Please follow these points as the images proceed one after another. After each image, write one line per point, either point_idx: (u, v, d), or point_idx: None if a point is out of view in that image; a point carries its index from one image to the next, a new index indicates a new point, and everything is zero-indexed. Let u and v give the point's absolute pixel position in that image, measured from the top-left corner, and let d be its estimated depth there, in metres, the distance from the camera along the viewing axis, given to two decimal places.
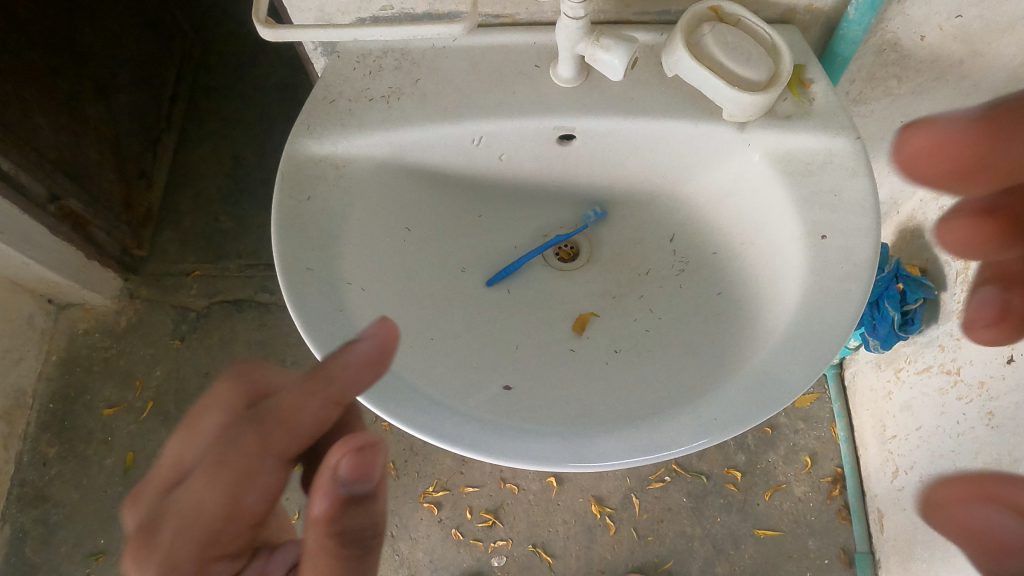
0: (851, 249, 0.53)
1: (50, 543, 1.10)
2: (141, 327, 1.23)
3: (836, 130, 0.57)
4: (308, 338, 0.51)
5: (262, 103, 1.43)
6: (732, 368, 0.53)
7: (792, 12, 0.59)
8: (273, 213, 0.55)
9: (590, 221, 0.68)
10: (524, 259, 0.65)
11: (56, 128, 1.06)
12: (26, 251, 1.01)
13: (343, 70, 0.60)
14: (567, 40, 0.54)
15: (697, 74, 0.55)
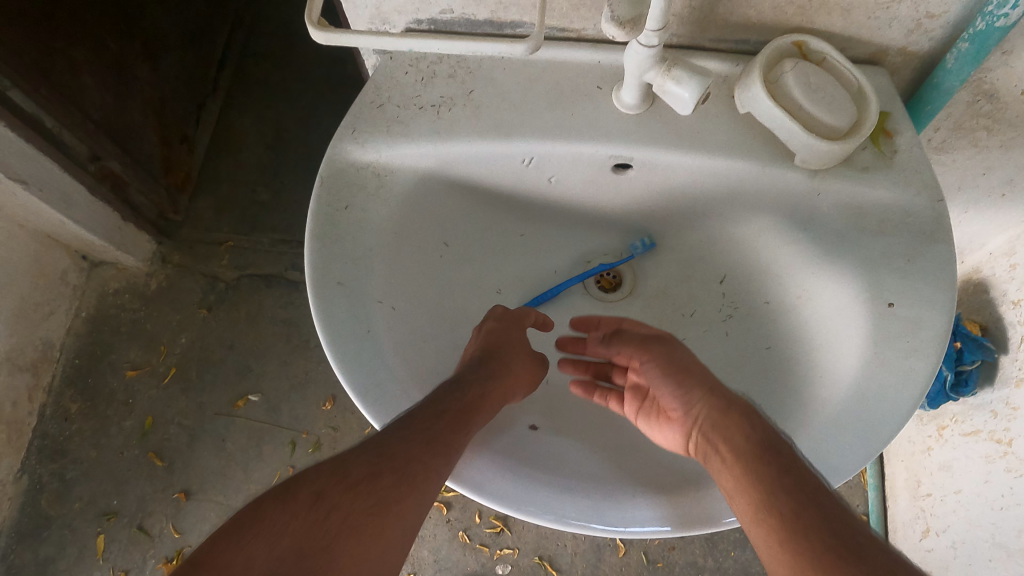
0: (920, 321, 0.49)
1: (65, 498, 1.11)
2: (170, 292, 1.23)
3: (917, 189, 0.52)
4: (333, 359, 0.49)
5: (309, 75, 1.41)
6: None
7: (882, 54, 0.54)
8: (309, 221, 0.53)
9: (636, 252, 0.65)
10: (563, 287, 0.63)
11: (103, 88, 1.05)
12: (63, 210, 1.01)
13: (395, 73, 0.57)
14: (637, 68, 0.50)
15: (773, 116, 0.50)
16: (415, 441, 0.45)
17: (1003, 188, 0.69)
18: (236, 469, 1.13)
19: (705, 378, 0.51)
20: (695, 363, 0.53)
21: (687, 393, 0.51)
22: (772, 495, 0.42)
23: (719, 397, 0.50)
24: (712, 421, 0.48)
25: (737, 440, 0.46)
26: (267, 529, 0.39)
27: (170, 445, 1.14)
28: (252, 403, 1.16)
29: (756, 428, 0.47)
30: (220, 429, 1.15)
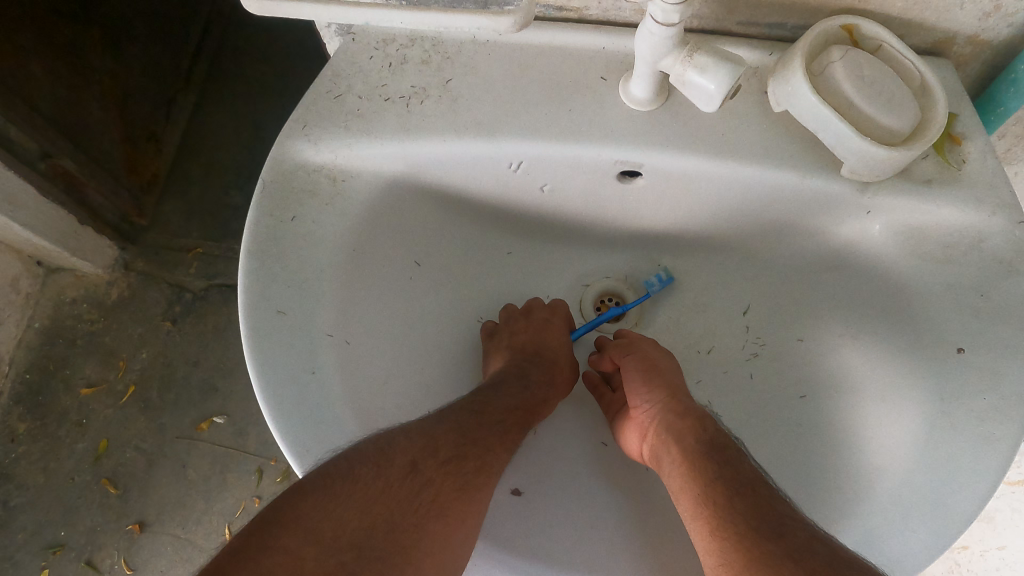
0: (998, 373, 0.39)
1: (8, 528, 1.01)
2: (133, 302, 1.13)
3: (990, 208, 0.42)
4: (266, 406, 0.40)
5: (291, 70, 1.31)
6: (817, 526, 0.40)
7: (947, 43, 0.45)
8: (245, 236, 0.43)
9: (652, 289, 0.55)
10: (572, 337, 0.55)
11: (55, 79, 0.95)
12: (7, 212, 0.91)
13: (358, 57, 0.48)
14: (650, 52, 0.40)
15: (818, 115, 0.41)
16: (501, 426, 0.46)
17: None
18: (197, 499, 1.03)
19: (673, 374, 0.49)
20: (669, 360, 0.50)
21: (652, 388, 0.48)
22: (723, 499, 0.39)
23: (685, 397, 0.47)
24: (673, 421, 0.46)
25: (695, 442, 0.44)
26: (363, 490, 0.38)
27: (125, 471, 1.04)
28: (217, 426, 1.07)
29: (718, 430, 0.44)
30: (180, 454, 1.05)
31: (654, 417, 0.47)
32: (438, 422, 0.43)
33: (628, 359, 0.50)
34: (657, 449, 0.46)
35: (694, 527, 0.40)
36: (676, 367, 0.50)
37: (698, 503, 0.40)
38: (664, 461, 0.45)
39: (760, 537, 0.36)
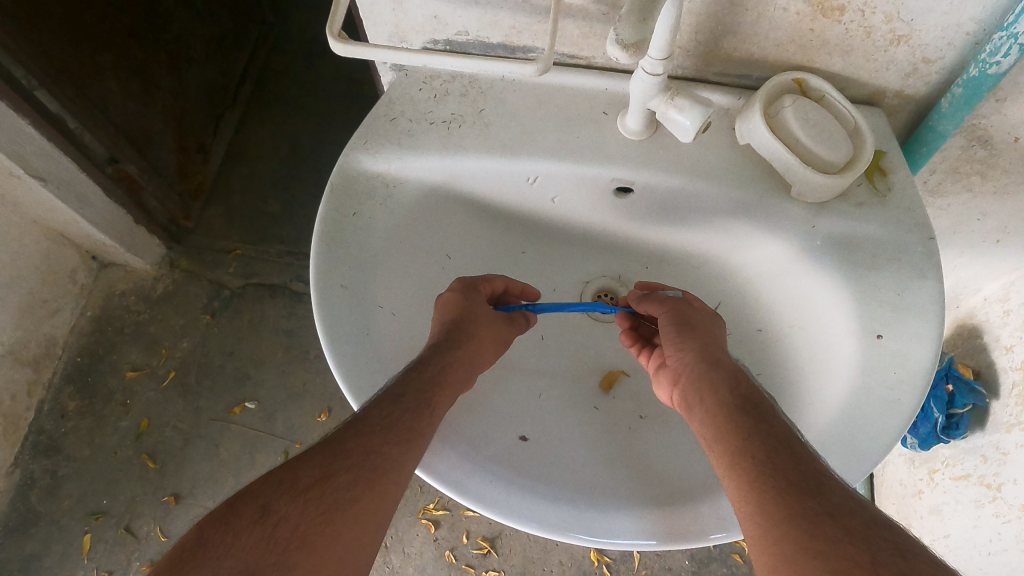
0: (907, 355, 0.50)
1: (56, 494, 1.12)
2: (176, 296, 1.25)
3: (908, 227, 0.53)
4: (330, 357, 0.51)
5: (328, 93, 1.44)
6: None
7: (879, 95, 0.56)
8: (317, 224, 0.54)
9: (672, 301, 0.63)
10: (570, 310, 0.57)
11: (126, 94, 1.08)
12: (77, 209, 1.03)
13: (409, 89, 0.59)
14: (641, 94, 0.51)
15: (770, 148, 0.52)
16: (387, 427, 0.45)
17: (997, 234, 0.70)
18: (227, 475, 1.14)
19: (706, 330, 0.54)
20: (702, 317, 0.55)
21: (690, 340, 0.53)
22: (744, 445, 0.44)
23: (717, 351, 0.52)
24: (703, 370, 0.50)
25: (723, 390, 0.49)
26: (214, 553, 0.38)
27: (163, 448, 1.15)
28: (248, 410, 1.17)
29: (745, 382, 0.49)
30: (214, 435, 1.16)
31: (686, 366, 0.52)
32: (301, 458, 0.44)
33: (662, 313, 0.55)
34: (688, 395, 0.51)
35: (729, 473, 0.44)
36: (709, 326, 0.54)
37: (721, 445, 0.45)
38: (693, 405, 0.50)
39: (779, 478, 0.41)
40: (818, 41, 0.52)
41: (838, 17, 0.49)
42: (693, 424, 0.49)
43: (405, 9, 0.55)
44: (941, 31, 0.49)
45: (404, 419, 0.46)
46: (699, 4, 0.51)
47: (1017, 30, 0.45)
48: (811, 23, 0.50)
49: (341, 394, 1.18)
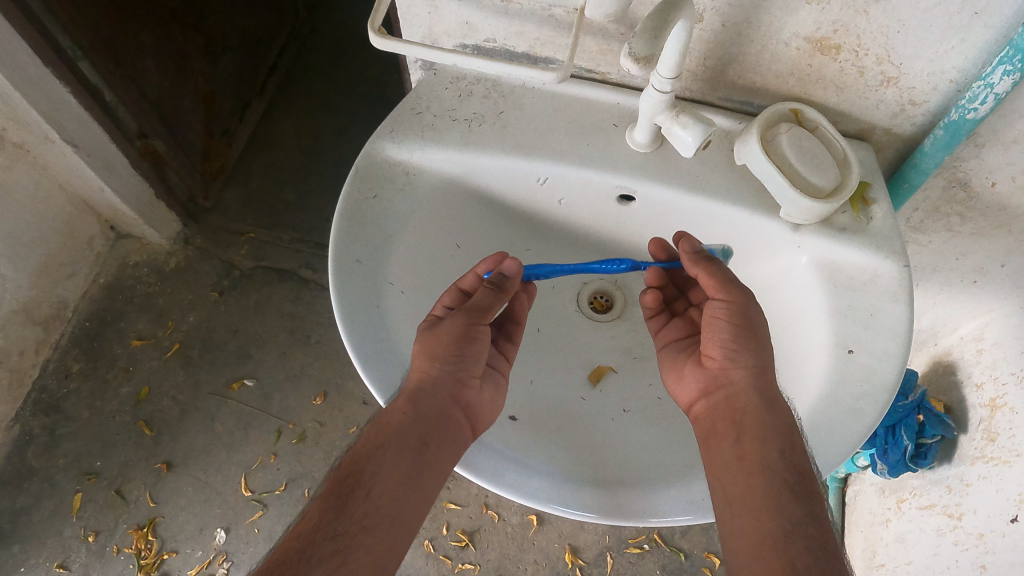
0: (874, 370, 0.54)
1: (51, 452, 1.15)
2: (187, 272, 1.29)
3: (886, 253, 0.57)
4: (342, 324, 0.55)
5: (352, 92, 1.49)
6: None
7: (869, 131, 0.61)
8: (341, 204, 0.59)
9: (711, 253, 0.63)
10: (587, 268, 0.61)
11: (162, 73, 1.13)
12: (104, 178, 1.07)
13: (436, 87, 0.64)
14: (649, 109, 0.56)
15: (765, 169, 0.56)
16: (313, 538, 0.47)
17: (973, 275, 0.73)
18: (220, 448, 1.17)
19: (767, 347, 0.53)
20: (763, 328, 0.54)
21: (756, 358, 0.53)
22: (787, 531, 0.46)
23: (772, 377, 0.53)
24: (758, 409, 0.52)
25: (772, 436, 0.51)
26: None
27: (161, 416, 1.18)
28: (246, 388, 1.21)
29: (796, 429, 0.51)
30: (211, 408, 1.19)
31: (738, 387, 0.53)
32: None
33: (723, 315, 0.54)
34: (725, 416, 0.53)
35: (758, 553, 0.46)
36: (769, 342, 0.54)
37: (754, 510, 0.48)
38: (734, 434, 0.52)
39: None
40: (815, 76, 0.57)
41: (834, 55, 0.54)
42: (720, 451, 0.52)
43: (440, 13, 0.60)
44: (928, 76, 0.53)
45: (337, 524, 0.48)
46: (710, 31, 0.55)
47: (994, 80, 0.49)
48: (810, 59, 0.55)
49: (338, 380, 1.22)
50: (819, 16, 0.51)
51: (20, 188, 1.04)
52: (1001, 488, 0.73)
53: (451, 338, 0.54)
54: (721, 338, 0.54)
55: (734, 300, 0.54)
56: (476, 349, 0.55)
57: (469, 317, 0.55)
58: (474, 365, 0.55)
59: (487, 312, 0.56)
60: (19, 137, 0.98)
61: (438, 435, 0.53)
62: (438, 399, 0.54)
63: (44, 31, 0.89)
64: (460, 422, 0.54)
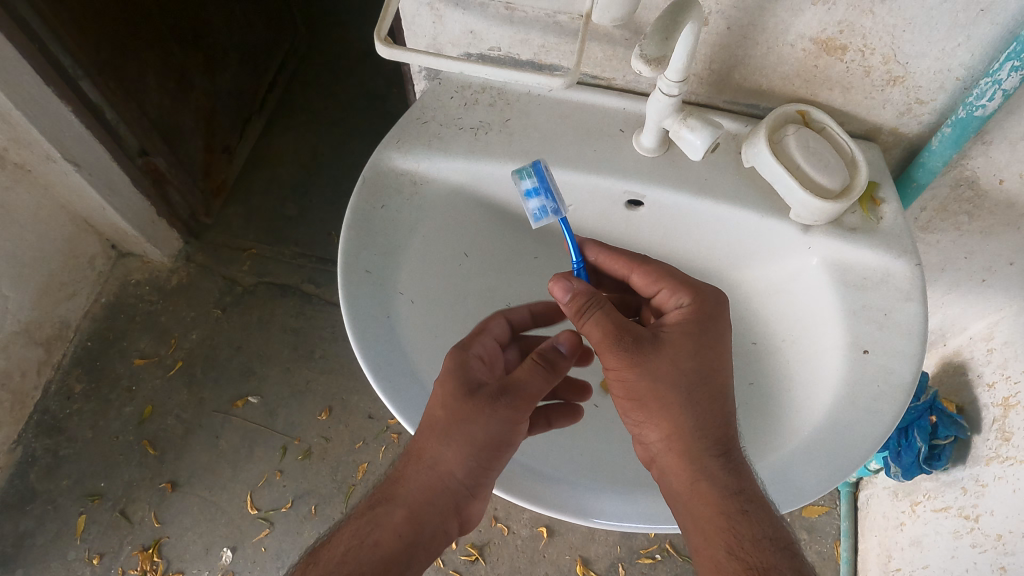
0: (891, 370, 0.53)
1: (54, 474, 1.14)
2: (189, 290, 1.29)
3: (897, 252, 0.57)
4: (352, 335, 0.54)
5: (351, 107, 1.50)
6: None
7: (876, 131, 0.61)
8: (348, 214, 0.58)
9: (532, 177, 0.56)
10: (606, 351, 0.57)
11: (163, 91, 1.13)
12: (105, 196, 1.07)
13: (442, 96, 0.64)
14: (657, 113, 0.56)
15: (773, 171, 0.56)
16: None
17: (982, 274, 0.73)
18: (224, 466, 1.16)
19: (668, 414, 0.49)
20: (655, 392, 0.49)
21: (659, 430, 0.50)
22: None
23: (687, 445, 0.49)
24: (682, 495, 0.49)
25: (706, 525, 0.48)
26: None
27: (164, 435, 1.17)
28: (250, 404, 1.20)
29: (725, 512, 0.48)
30: (215, 426, 1.18)
31: (662, 465, 0.50)
32: None
33: (615, 386, 0.51)
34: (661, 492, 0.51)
35: None
36: (671, 403, 0.49)
37: None
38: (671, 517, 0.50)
39: None
40: (821, 77, 0.57)
41: (840, 56, 0.54)
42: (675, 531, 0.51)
43: (444, 23, 0.60)
44: (934, 75, 0.53)
45: None
46: (715, 35, 0.56)
47: (1002, 77, 0.49)
48: (816, 60, 0.55)
49: (343, 395, 1.21)
50: (825, 17, 0.51)
51: (21, 208, 1.04)
52: (1018, 487, 0.72)
53: (485, 436, 0.50)
54: (626, 408, 0.52)
55: (611, 371, 0.51)
56: (504, 457, 0.52)
57: (513, 414, 0.51)
58: (493, 479, 0.52)
59: (532, 402, 0.52)
60: (19, 157, 0.98)
61: (427, 550, 0.52)
62: (440, 514, 0.52)
63: (45, 51, 0.89)
64: (450, 530, 0.53)
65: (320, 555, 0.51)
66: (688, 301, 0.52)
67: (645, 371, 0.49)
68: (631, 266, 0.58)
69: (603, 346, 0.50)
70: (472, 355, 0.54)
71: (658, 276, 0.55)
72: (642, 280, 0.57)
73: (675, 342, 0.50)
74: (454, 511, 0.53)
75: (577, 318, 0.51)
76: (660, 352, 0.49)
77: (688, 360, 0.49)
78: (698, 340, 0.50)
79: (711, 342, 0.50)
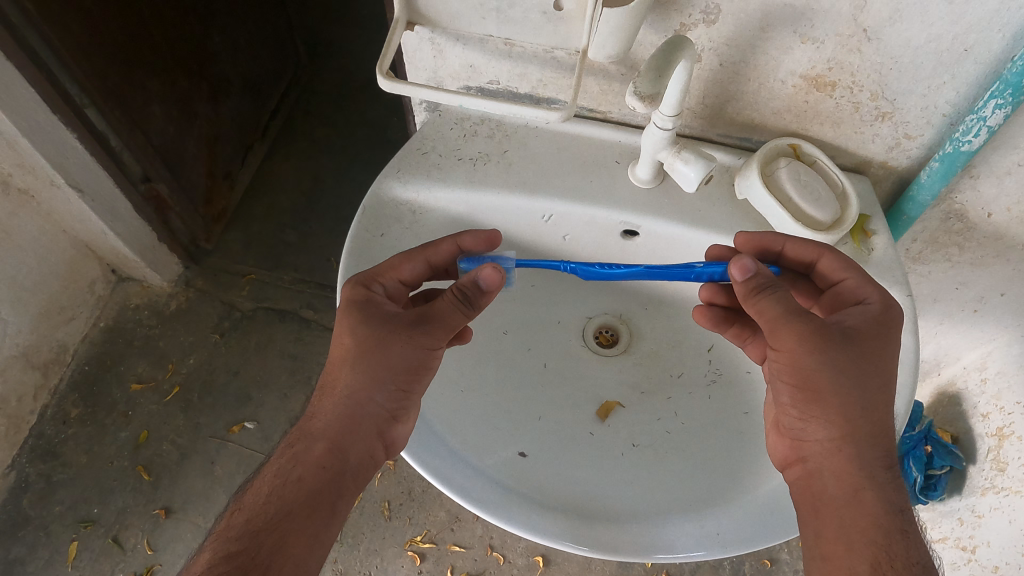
0: None
1: (47, 500, 1.13)
2: (188, 314, 1.29)
3: (889, 282, 0.58)
4: None
5: (352, 136, 1.52)
6: (722, 498, 0.54)
7: (866, 165, 0.62)
8: (348, 243, 0.60)
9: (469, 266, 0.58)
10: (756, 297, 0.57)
11: (167, 119, 1.15)
12: (107, 221, 1.08)
13: (441, 128, 0.66)
14: (652, 146, 0.57)
15: (765, 203, 0.57)
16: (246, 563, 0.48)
17: (974, 304, 0.74)
18: (219, 492, 1.15)
19: (845, 413, 0.47)
20: (836, 387, 0.47)
21: (829, 429, 0.48)
22: None
23: (858, 448, 0.47)
24: (839, 502, 0.48)
25: (857, 539, 0.46)
26: None
27: (160, 461, 1.17)
28: (247, 430, 1.20)
29: (875, 527, 0.46)
30: (211, 451, 1.18)
31: (815, 467, 0.49)
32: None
33: (784, 371, 0.49)
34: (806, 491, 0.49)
35: None
36: (852, 402, 0.47)
37: None
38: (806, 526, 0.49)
39: None
40: (812, 112, 0.58)
41: (829, 92, 0.56)
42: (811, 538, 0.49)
43: (445, 57, 0.62)
44: (921, 111, 0.55)
45: (267, 543, 0.49)
46: (708, 72, 0.57)
47: (986, 114, 0.50)
48: (806, 95, 0.57)
49: None
50: (813, 56, 0.53)
51: (23, 233, 1.05)
52: (1013, 518, 0.74)
53: (403, 363, 0.52)
54: (792, 400, 0.49)
55: (785, 352, 0.48)
56: (422, 381, 0.53)
57: (430, 342, 0.52)
58: (413, 404, 0.54)
59: (450, 332, 0.53)
60: (24, 183, 0.99)
61: (354, 475, 0.53)
62: (364, 444, 0.53)
63: (52, 80, 0.90)
64: (380, 459, 0.55)
65: (246, 494, 0.52)
66: (876, 300, 0.50)
67: (832, 360, 0.47)
68: (819, 250, 0.54)
69: (785, 327, 0.48)
70: (378, 294, 0.55)
71: (846, 265, 0.52)
72: (830, 265, 0.53)
73: (863, 339, 0.48)
74: (381, 440, 0.54)
75: (756, 295, 0.50)
76: (849, 346, 0.47)
77: (873, 367, 0.47)
78: (881, 344, 0.48)
79: (893, 352, 0.49)
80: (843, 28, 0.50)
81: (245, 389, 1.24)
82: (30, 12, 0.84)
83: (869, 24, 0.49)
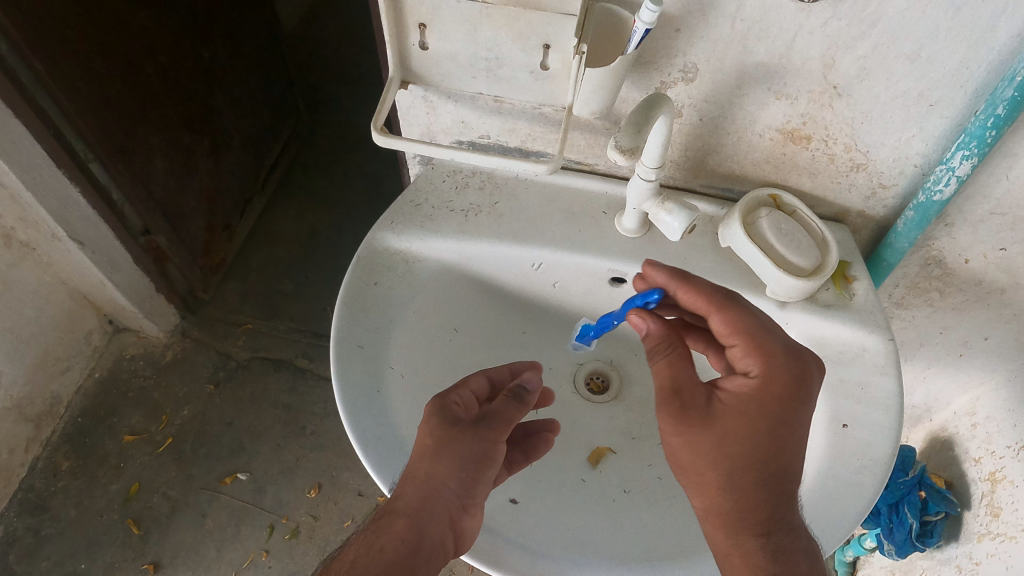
0: (870, 443, 0.55)
1: (33, 555, 1.11)
2: (183, 364, 1.30)
3: (870, 327, 0.59)
4: (343, 411, 0.55)
5: (350, 188, 1.56)
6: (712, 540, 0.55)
7: (845, 214, 0.65)
8: (342, 292, 0.61)
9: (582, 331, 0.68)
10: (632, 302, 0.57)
11: (169, 173, 1.17)
12: (107, 272, 1.10)
13: (435, 180, 0.68)
14: (636, 197, 0.59)
15: (748, 251, 0.59)
16: None
17: (959, 348, 0.76)
18: (210, 546, 1.13)
19: (706, 488, 0.48)
20: (699, 468, 0.48)
21: (700, 499, 0.49)
22: None
23: (724, 518, 0.48)
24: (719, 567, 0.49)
25: None
26: None
27: (150, 514, 1.15)
28: (239, 481, 1.19)
29: None
30: (202, 503, 1.17)
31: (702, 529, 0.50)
32: None
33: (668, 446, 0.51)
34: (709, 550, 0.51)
35: None
36: (708, 477, 0.48)
37: None
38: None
39: None
40: (790, 163, 0.60)
41: (805, 144, 0.58)
42: None
43: (437, 113, 0.65)
44: (893, 162, 0.57)
45: None
46: (689, 126, 0.60)
47: (955, 164, 0.53)
48: (783, 148, 0.59)
49: (333, 471, 1.21)
50: (788, 111, 0.55)
51: (22, 285, 1.06)
52: (1010, 565, 0.70)
53: (470, 453, 0.51)
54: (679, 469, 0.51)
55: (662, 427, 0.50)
56: (489, 476, 0.52)
57: (490, 437, 0.52)
58: (482, 494, 0.52)
59: (507, 428, 0.54)
60: (25, 236, 1.01)
61: (429, 560, 0.50)
62: (437, 527, 0.50)
63: (59, 137, 0.94)
64: (446, 549, 0.50)
65: (335, 561, 0.51)
66: (755, 373, 0.49)
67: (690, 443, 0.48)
68: (708, 308, 0.51)
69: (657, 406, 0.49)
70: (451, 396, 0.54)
71: (734, 328, 0.50)
72: (720, 328, 0.51)
73: (724, 420, 0.48)
74: (449, 525, 0.50)
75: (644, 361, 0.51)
76: (710, 425, 0.48)
77: (737, 441, 0.47)
78: (752, 423, 0.47)
79: (772, 426, 0.47)
80: (814, 85, 0.53)
81: (238, 439, 1.23)
82: (38, 71, 0.87)
83: (838, 81, 0.52)
